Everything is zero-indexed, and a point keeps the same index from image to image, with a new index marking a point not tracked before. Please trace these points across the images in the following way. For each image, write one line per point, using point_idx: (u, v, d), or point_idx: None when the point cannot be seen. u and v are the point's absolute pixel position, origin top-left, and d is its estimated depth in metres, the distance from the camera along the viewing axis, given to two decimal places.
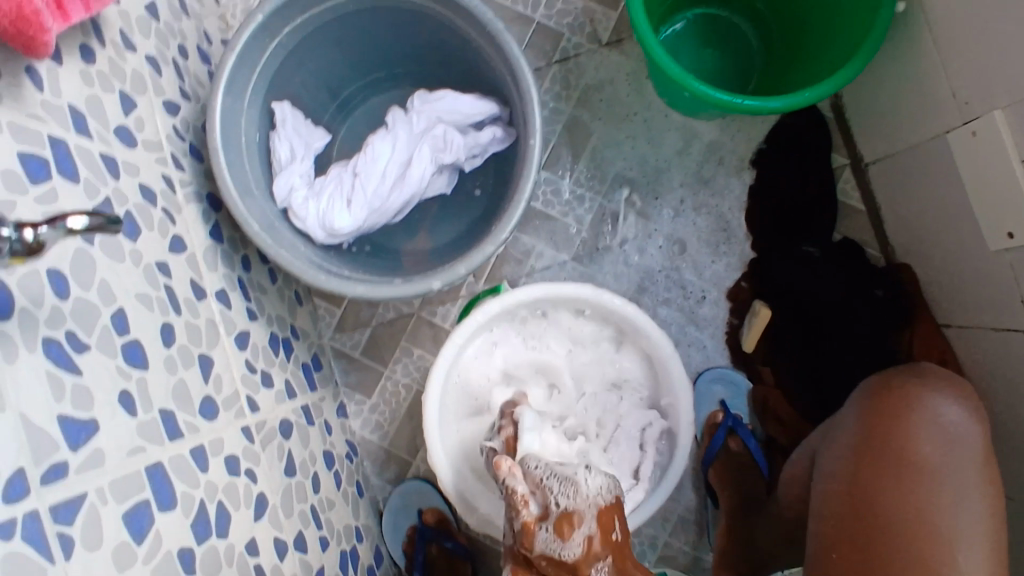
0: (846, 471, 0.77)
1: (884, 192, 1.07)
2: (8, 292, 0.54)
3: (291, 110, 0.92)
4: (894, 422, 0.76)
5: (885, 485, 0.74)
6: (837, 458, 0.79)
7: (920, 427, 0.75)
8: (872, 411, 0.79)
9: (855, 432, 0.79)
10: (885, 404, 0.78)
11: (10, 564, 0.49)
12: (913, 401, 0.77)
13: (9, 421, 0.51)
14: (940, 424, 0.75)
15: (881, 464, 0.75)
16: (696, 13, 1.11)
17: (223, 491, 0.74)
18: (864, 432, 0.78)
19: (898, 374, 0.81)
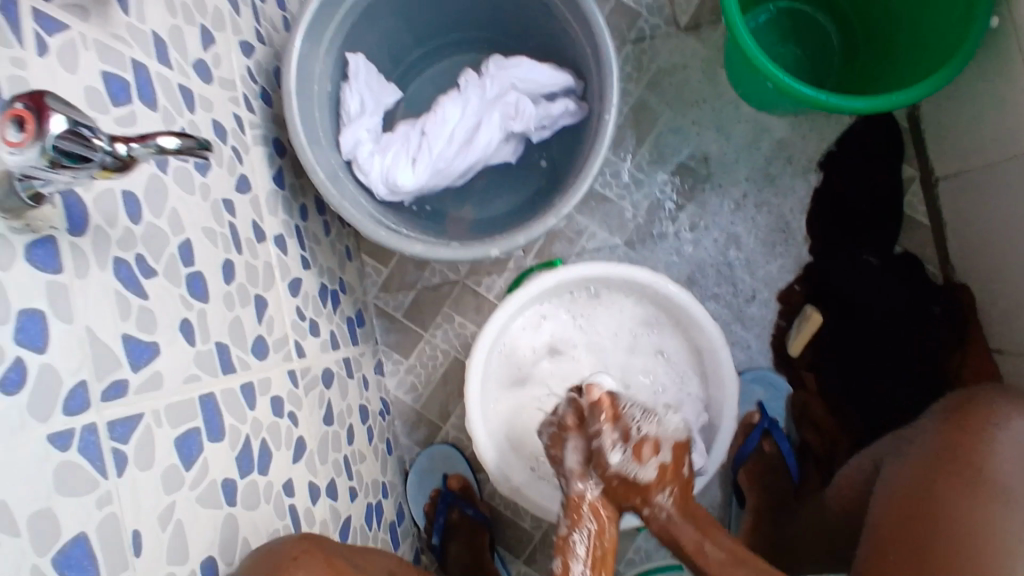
0: (912, 476, 0.76)
1: (953, 209, 1.03)
2: (85, 207, 0.54)
3: (365, 63, 0.91)
4: (970, 432, 0.75)
5: (946, 490, 0.71)
6: (907, 465, 0.78)
7: (997, 442, 0.73)
8: (950, 422, 0.79)
9: (930, 440, 0.79)
10: (966, 421, 0.77)
11: (66, 472, 0.48)
12: (996, 418, 0.75)
13: (76, 333, 0.51)
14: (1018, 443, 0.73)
15: (950, 473, 0.73)
16: (779, 7, 1.08)
17: (267, 430, 0.75)
18: (937, 441, 0.77)
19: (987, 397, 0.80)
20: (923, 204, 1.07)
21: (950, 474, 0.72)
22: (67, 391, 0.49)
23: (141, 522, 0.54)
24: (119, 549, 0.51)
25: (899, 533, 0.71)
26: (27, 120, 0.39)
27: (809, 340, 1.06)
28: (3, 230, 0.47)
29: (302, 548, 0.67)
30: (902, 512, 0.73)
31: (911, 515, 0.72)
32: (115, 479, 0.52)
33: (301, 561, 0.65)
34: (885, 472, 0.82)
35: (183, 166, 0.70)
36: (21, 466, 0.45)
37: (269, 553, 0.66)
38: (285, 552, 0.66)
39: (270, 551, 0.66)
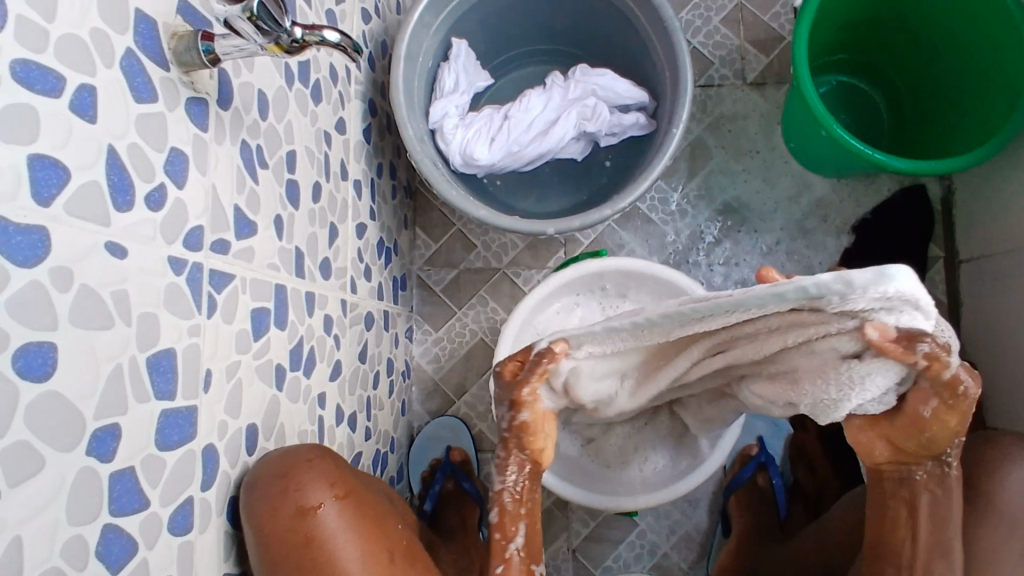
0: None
1: (971, 291, 1.10)
2: (231, 89, 0.63)
3: (466, 49, 1.02)
4: (981, 468, 0.75)
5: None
6: None
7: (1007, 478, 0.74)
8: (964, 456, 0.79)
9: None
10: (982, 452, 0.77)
11: (173, 293, 0.54)
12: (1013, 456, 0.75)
13: (205, 186, 0.59)
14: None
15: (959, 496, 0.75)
16: (839, 80, 1.19)
17: (316, 340, 0.82)
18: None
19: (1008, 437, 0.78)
20: (944, 282, 1.14)
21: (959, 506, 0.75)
22: (188, 227, 0.56)
23: (214, 365, 0.59)
24: (194, 378, 0.57)
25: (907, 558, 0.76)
26: None
27: None
28: (176, 79, 0.55)
29: (315, 453, 0.69)
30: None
31: None
32: (205, 317, 0.58)
33: (314, 463, 0.67)
34: None
35: (302, 89, 0.79)
36: (145, 270, 0.51)
37: (284, 454, 0.68)
38: (299, 454, 0.68)
39: (286, 451, 0.68)
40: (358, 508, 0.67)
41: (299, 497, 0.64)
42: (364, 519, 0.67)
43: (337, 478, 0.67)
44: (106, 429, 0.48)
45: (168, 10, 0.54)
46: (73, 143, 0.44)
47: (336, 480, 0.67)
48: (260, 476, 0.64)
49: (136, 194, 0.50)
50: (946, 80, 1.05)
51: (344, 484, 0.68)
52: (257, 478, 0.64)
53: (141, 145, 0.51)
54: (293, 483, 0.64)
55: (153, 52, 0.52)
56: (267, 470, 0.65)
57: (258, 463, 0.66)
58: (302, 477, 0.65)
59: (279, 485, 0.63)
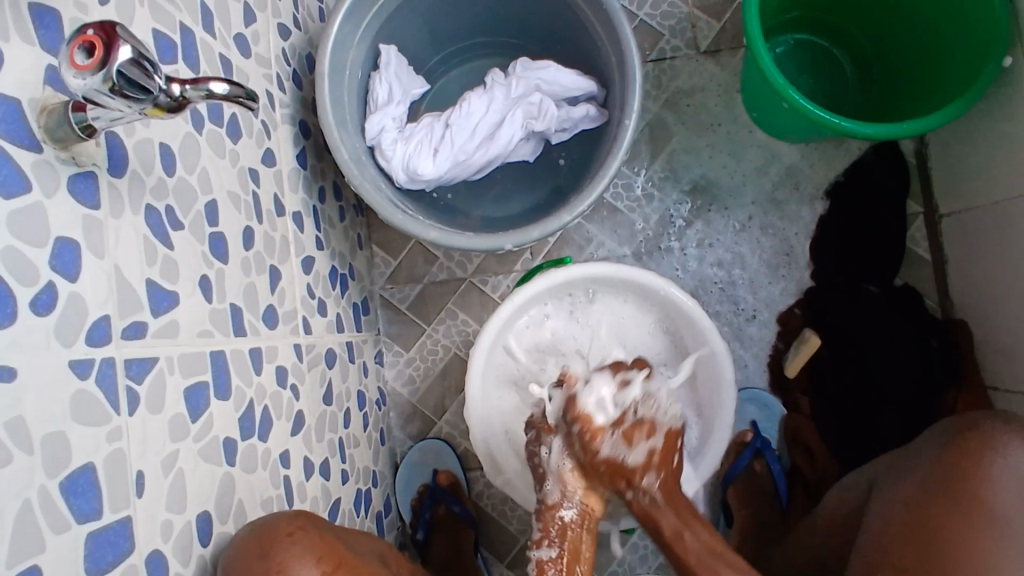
0: (909, 505, 0.74)
1: (955, 245, 1.06)
2: (125, 151, 0.56)
3: (397, 55, 0.94)
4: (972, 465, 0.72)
5: (941, 526, 0.70)
6: (907, 484, 0.76)
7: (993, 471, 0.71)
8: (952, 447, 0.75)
9: (927, 468, 0.76)
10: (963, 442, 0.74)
11: (82, 401, 0.48)
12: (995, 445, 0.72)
13: (106, 269, 0.52)
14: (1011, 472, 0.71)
15: (946, 495, 0.72)
16: (798, 39, 1.13)
17: (270, 397, 0.76)
18: (937, 471, 0.75)
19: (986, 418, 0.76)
20: (925, 238, 1.10)
21: (943, 509, 0.71)
22: (92, 321, 0.50)
23: (146, 463, 0.54)
24: (124, 486, 0.51)
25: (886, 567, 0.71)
26: (96, 47, 0.41)
27: (807, 362, 1.08)
28: (51, 158, 0.48)
29: (296, 524, 0.65)
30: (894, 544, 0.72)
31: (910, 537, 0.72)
32: (127, 416, 0.52)
33: (297, 537, 0.64)
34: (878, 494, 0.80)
35: (215, 130, 0.72)
36: (46, 384, 0.45)
37: (260, 530, 0.64)
38: (280, 527, 0.64)
39: (263, 526, 0.64)
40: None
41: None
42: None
43: (324, 550, 0.64)
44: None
45: (30, 83, 0.47)
46: None
47: (323, 552, 0.64)
48: (237, 559, 0.60)
49: (19, 302, 0.44)
50: (911, 29, 0.99)
51: (333, 556, 0.64)
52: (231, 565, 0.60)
53: (17, 245, 0.44)
54: (275, 563, 0.61)
55: (16, 135, 0.46)
56: (245, 551, 0.61)
57: (236, 542, 0.62)
58: (285, 553, 0.62)
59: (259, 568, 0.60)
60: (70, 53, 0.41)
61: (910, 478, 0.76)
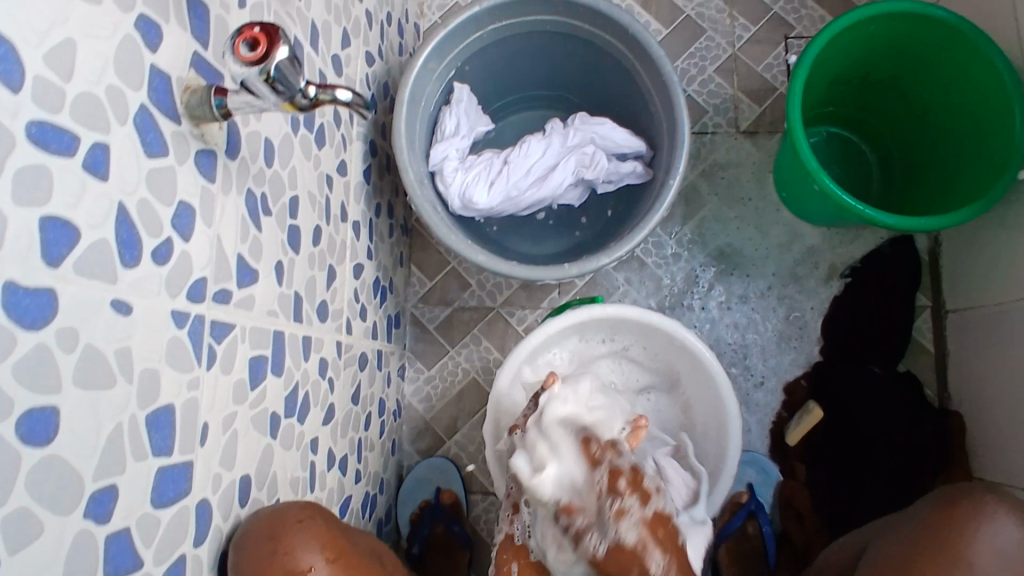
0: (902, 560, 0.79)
1: (958, 341, 1.12)
2: (239, 138, 0.63)
3: (468, 94, 1.02)
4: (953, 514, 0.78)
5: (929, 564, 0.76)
6: (894, 544, 0.82)
7: (972, 536, 0.75)
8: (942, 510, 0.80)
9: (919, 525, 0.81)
10: (953, 509, 0.79)
11: (173, 347, 0.53)
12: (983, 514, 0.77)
13: (209, 238, 0.58)
14: (990, 542, 0.75)
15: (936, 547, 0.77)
16: (830, 132, 1.23)
17: (311, 385, 0.81)
18: (923, 530, 0.79)
19: (977, 492, 0.80)
20: (930, 331, 1.16)
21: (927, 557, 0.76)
22: (192, 280, 0.56)
23: (211, 417, 0.59)
24: (191, 433, 0.56)
25: None
26: (258, 44, 0.49)
27: (808, 432, 1.12)
28: (186, 131, 0.55)
29: (306, 513, 0.67)
30: None
31: None
32: (205, 370, 0.57)
33: (306, 524, 0.65)
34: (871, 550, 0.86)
35: (307, 135, 0.79)
36: (151, 324, 0.50)
37: (273, 514, 0.65)
38: (290, 514, 0.65)
39: (275, 510, 0.66)
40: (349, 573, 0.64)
41: (288, 562, 0.61)
42: None
43: (328, 540, 0.65)
44: (104, 492, 0.46)
45: (181, 64, 0.54)
46: (85, 202, 0.44)
47: (327, 543, 0.64)
48: (245, 536, 0.62)
49: (143, 249, 0.50)
50: (936, 130, 1.07)
51: (335, 547, 0.65)
52: (248, 531, 0.62)
53: (150, 200, 0.50)
54: (283, 545, 0.61)
55: (165, 106, 0.52)
56: (254, 530, 0.62)
57: (249, 518, 0.64)
58: (291, 540, 0.62)
59: (266, 547, 0.61)
60: (236, 45, 0.48)
61: (897, 540, 0.82)
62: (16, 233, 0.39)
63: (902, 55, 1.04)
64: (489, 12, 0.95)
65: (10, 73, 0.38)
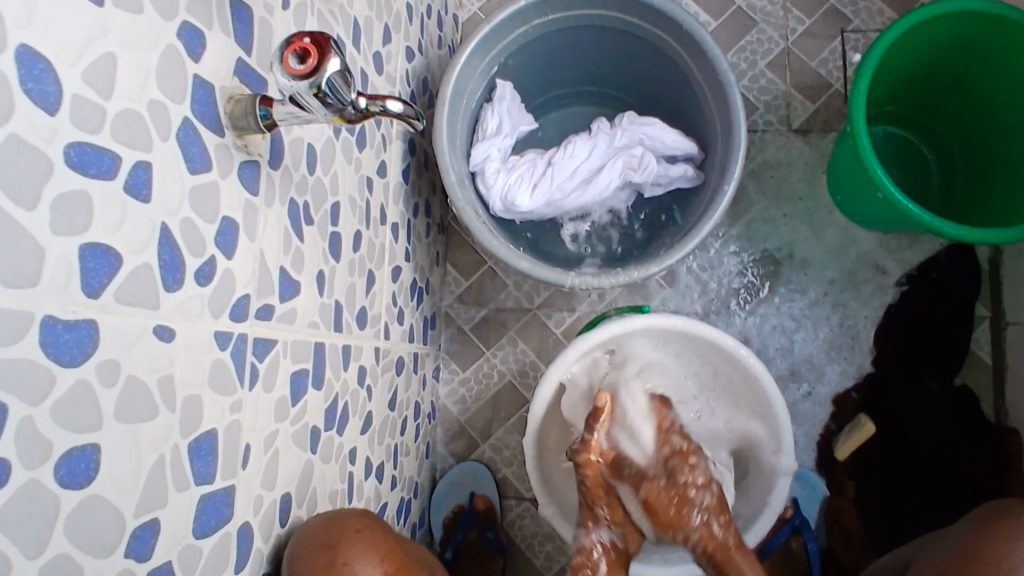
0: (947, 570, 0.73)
1: (1019, 354, 1.06)
2: (282, 146, 0.60)
3: (511, 91, 0.98)
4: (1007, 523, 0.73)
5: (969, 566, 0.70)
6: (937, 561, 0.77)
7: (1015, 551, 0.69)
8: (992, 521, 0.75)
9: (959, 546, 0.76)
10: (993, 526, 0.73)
11: (215, 369, 0.51)
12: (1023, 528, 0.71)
13: (252, 253, 0.56)
14: None
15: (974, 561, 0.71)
16: (888, 130, 1.17)
17: (350, 394, 0.79)
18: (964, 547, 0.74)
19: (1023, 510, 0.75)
20: (988, 343, 1.11)
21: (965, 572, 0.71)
22: (236, 298, 0.54)
23: (253, 438, 0.57)
24: (233, 455, 0.54)
25: None
26: (309, 57, 0.46)
27: (858, 447, 1.08)
28: (229, 143, 0.53)
29: (362, 523, 0.65)
30: None
31: None
32: (247, 390, 0.56)
33: (362, 534, 0.63)
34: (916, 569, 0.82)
35: (348, 137, 0.76)
36: (194, 347, 0.49)
37: (330, 522, 0.64)
38: (347, 523, 0.64)
39: (333, 520, 0.65)
40: None
41: (346, 572, 0.58)
42: None
43: (385, 552, 0.62)
44: (144, 526, 0.45)
45: (225, 72, 0.52)
46: (126, 226, 0.42)
47: (384, 553, 0.62)
48: (303, 546, 0.61)
49: (186, 271, 0.48)
50: (1001, 135, 1.01)
51: (392, 559, 0.62)
52: (302, 544, 0.61)
53: (194, 219, 0.48)
54: (339, 556, 0.60)
55: (209, 119, 0.50)
56: (309, 541, 0.61)
57: (304, 529, 0.63)
58: (349, 552, 0.60)
59: (322, 557, 0.59)
60: (285, 58, 0.46)
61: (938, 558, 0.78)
62: (53, 266, 0.37)
63: (972, 53, 0.97)
64: (536, 6, 0.91)
65: (47, 95, 0.36)
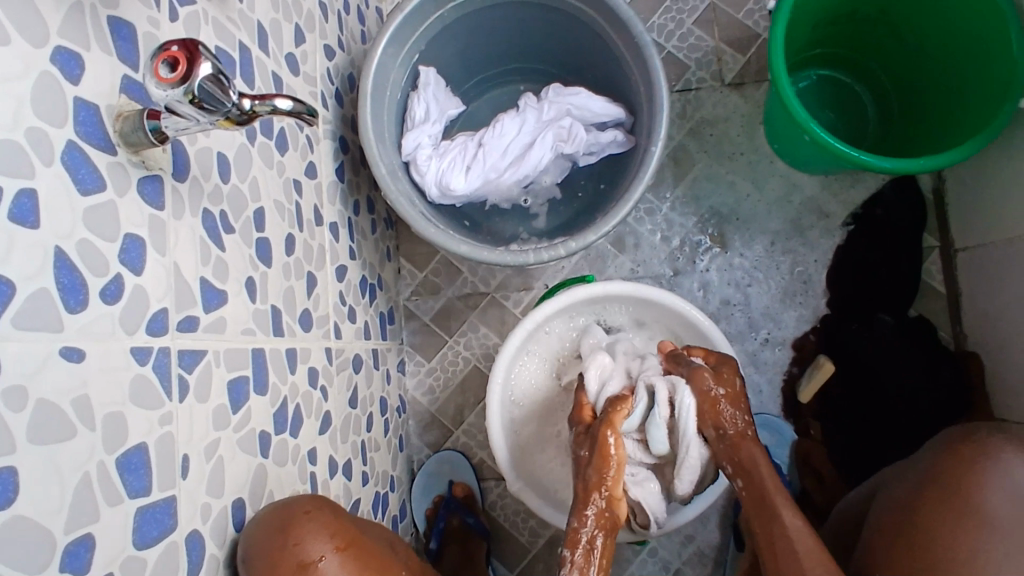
0: (908, 506, 0.79)
1: (969, 280, 1.08)
2: (187, 158, 0.60)
3: (435, 77, 0.98)
4: (966, 468, 0.77)
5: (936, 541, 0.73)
6: (907, 488, 0.81)
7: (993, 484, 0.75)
8: (951, 448, 0.81)
9: (927, 470, 0.81)
10: (963, 457, 0.78)
11: (137, 384, 0.51)
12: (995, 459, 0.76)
13: (166, 266, 0.56)
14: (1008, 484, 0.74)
15: (948, 495, 0.76)
16: (820, 74, 1.17)
17: (302, 396, 0.79)
18: (935, 473, 0.79)
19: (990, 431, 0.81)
20: (940, 272, 1.12)
21: (939, 509, 0.75)
22: (151, 313, 0.54)
23: (191, 449, 0.57)
24: (170, 467, 0.54)
25: (889, 550, 0.77)
26: (179, 63, 0.46)
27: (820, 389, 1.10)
28: (124, 161, 0.53)
29: (313, 503, 0.69)
30: (894, 536, 0.77)
31: (905, 539, 0.76)
32: (177, 402, 0.56)
33: (312, 515, 0.67)
34: (881, 497, 0.86)
35: (266, 142, 0.76)
36: (110, 365, 0.49)
37: (278, 507, 0.67)
38: (297, 507, 0.67)
39: (280, 505, 0.67)
40: (360, 559, 0.67)
41: (298, 553, 0.63)
42: (366, 567, 0.67)
43: (336, 528, 0.67)
44: (77, 543, 0.45)
45: (109, 91, 0.51)
46: (15, 255, 0.42)
47: (335, 531, 0.67)
48: (255, 535, 0.63)
49: (89, 291, 0.48)
50: (933, 63, 1.01)
51: (344, 534, 0.67)
52: (257, 535, 0.63)
53: (92, 239, 0.48)
54: (293, 539, 0.63)
55: (96, 139, 0.50)
56: (261, 533, 0.63)
57: (253, 517, 0.65)
58: (301, 532, 0.64)
59: (277, 542, 0.62)
60: (156, 67, 0.46)
61: (908, 484, 0.82)
62: None
63: None
64: None
65: None
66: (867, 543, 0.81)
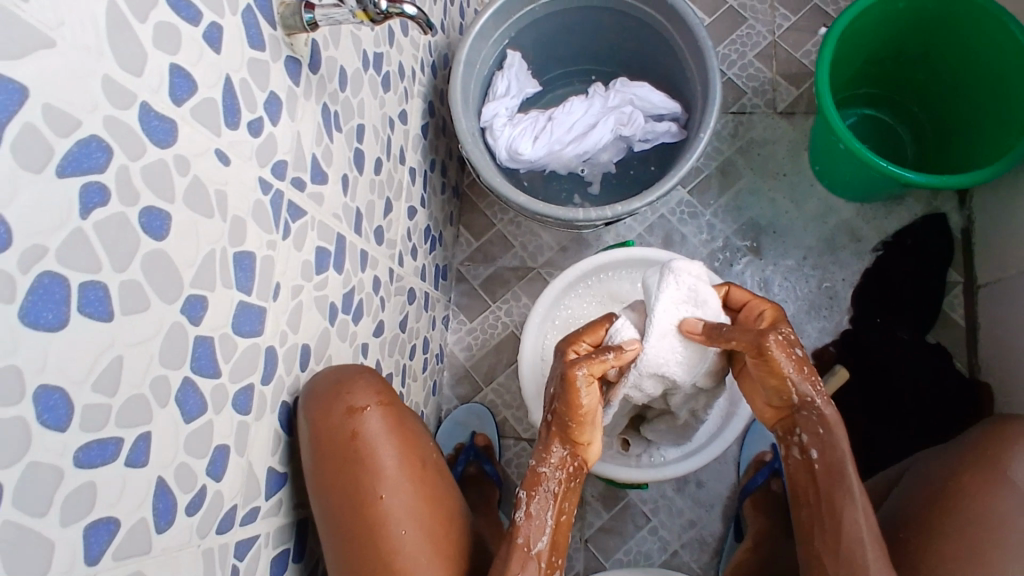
0: (937, 480, 0.86)
1: (988, 313, 1.14)
2: (320, 57, 0.74)
3: (520, 60, 1.12)
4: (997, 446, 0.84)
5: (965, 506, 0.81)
6: (937, 467, 0.88)
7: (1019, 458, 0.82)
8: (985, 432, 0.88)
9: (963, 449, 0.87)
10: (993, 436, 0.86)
11: (257, 207, 0.64)
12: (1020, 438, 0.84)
13: (291, 130, 0.69)
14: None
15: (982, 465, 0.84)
16: (864, 113, 1.29)
17: (365, 295, 0.91)
18: (968, 449, 0.86)
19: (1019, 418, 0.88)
20: (962, 306, 1.18)
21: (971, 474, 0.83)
22: (275, 159, 0.67)
23: (283, 280, 0.69)
24: (267, 284, 0.66)
25: (919, 512, 0.84)
26: None
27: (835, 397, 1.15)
28: (279, 38, 0.66)
29: (363, 369, 0.76)
30: (925, 499, 0.85)
31: (937, 503, 0.83)
32: (280, 237, 0.68)
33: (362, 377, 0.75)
34: (910, 473, 0.93)
35: (376, 75, 0.91)
36: (243, 181, 0.61)
37: (335, 368, 0.75)
38: (349, 367, 0.75)
39: (336, 366, 0.75)
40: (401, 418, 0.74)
41: (349, 399, 0.70)
42: (403, 426, 0.73)
43: (382, 390, 0.74)
44: (196, 299, 0.56)
45: None
46: (201, 66, 0.55)
47: (380, 391, 0.74)
48: (316, 383, 0.71)
49: (241, 118, 0.61)
50: (973, 105, 1.11)
51: (388, 395, 0.74)
52: (316, 383, 0.71)
53: (249, 82, 0.62)
54: (345, 389, 0.71)
55: (266, 12, 0.64)
56: (320, 381, 0.72)
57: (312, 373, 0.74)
58: (351, 386, 0.72)
59: (330, 390, 0.70)
60: None
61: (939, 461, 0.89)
62: (153, 69, 0.50)
63: (938, 31, 1.09)
64: None
65: None
66: (897, 506, 0.88)
